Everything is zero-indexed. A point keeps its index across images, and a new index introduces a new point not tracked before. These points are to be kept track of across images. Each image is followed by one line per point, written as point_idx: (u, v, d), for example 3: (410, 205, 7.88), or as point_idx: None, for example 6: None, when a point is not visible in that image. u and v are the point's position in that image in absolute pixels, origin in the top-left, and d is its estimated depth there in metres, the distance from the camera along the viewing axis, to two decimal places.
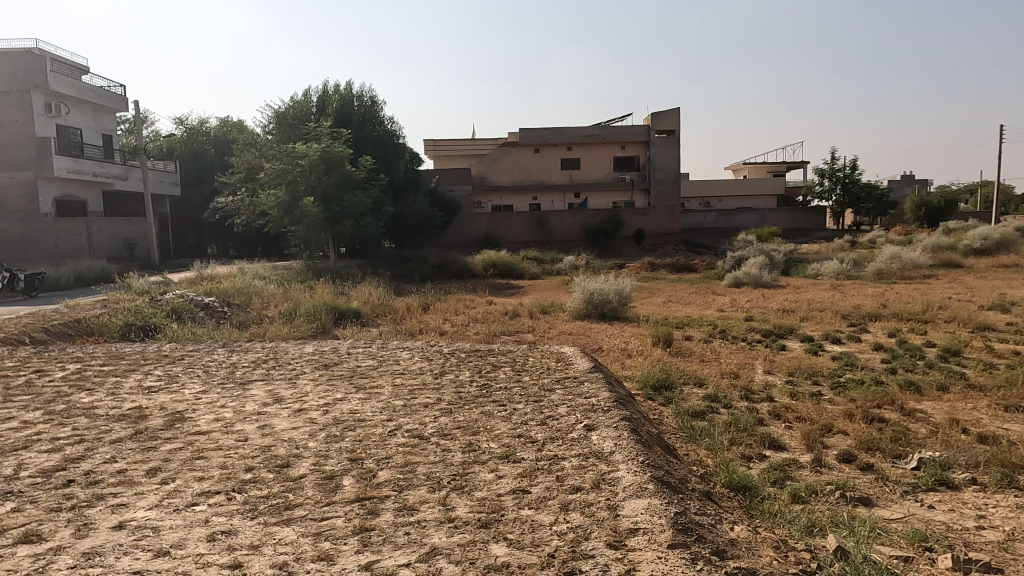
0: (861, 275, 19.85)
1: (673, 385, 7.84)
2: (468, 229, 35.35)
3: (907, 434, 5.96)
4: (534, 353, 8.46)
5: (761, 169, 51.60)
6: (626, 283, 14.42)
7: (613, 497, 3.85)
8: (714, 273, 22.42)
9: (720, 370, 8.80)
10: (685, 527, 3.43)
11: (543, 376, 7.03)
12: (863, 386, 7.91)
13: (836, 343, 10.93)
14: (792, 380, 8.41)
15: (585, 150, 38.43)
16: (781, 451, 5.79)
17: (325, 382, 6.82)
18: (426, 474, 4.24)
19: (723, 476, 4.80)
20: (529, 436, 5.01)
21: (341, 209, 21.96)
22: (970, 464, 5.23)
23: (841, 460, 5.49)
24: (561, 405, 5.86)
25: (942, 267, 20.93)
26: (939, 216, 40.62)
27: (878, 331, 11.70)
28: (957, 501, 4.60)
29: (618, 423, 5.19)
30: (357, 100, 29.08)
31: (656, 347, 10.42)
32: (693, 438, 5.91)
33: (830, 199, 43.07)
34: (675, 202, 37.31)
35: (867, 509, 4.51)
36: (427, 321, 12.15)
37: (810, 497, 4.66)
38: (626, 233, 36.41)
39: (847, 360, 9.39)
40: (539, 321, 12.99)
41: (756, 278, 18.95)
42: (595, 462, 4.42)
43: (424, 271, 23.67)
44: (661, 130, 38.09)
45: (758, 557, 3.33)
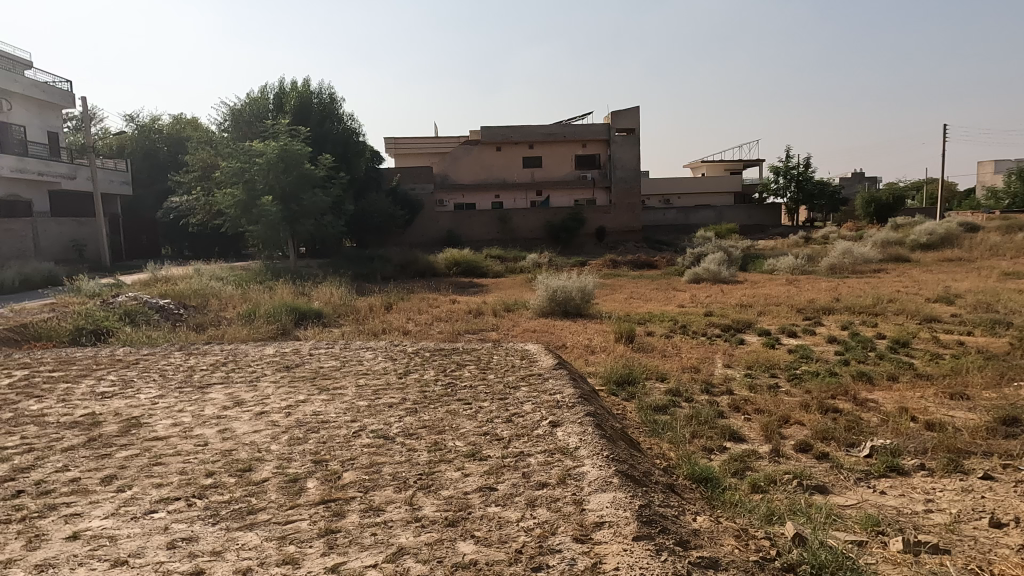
0: (815, 270, 20.42)
1: (636, 381, 7.98)
2: (431, 228, 35.09)
3: (860, 424, 6.18)
4: (499, 351, 8.47)
5: (719, 166, 52.67)
6: (590, 280, 14.54)
7: (579, 492, 3.89)
8: (674, 269, 22.77)
9: (681, 365, 8.98)
10: (649, 520, 3.49)
11: (508, 374, 7.07)
12: (817, 377, 8.18)
13: (792, 336, 11.26)
14: (751, 373, 8.63)
15: (547, 148, 38.55)
16: (741, 442, 5.94)
17: (287, 384, 6.71)
18: (392, 474, 4.22)
19: (685, 468, 4.91)
20: (495, 433, 5.03)
21: (300, 208, 21.55)
22: (918, 451, 5.42)
23: (798, 450, 5.66)
24: (526, 403, 5.88)
25: (891, 262, 21.66)
26: (889, 213, 41.93)
27: (832, 324, 12.09)
28: (908, 486, 4.79)
29: (582, 418, 5.25)
30: (316, 97, 28.71)
31: (619, 343, 10.57)
32: (656, 432, 6.02)
33: (785, 196, 44.18)
34: (635, 199, 37.81)
35: (823, 496, 4.66)
36: (391, 321, 12.08)
37: (768, 486, 4.80)
38: (587, 231, 36.79)
39: (802, 353, 9.68)
40: (503, 319, 13.04)
41: (714, 274, 19.33)
42: (561, 458, 4.46)
43: (387, 271, 23.46)
44: (621, 129, 38.48)
45: (719, 546, 3.42)
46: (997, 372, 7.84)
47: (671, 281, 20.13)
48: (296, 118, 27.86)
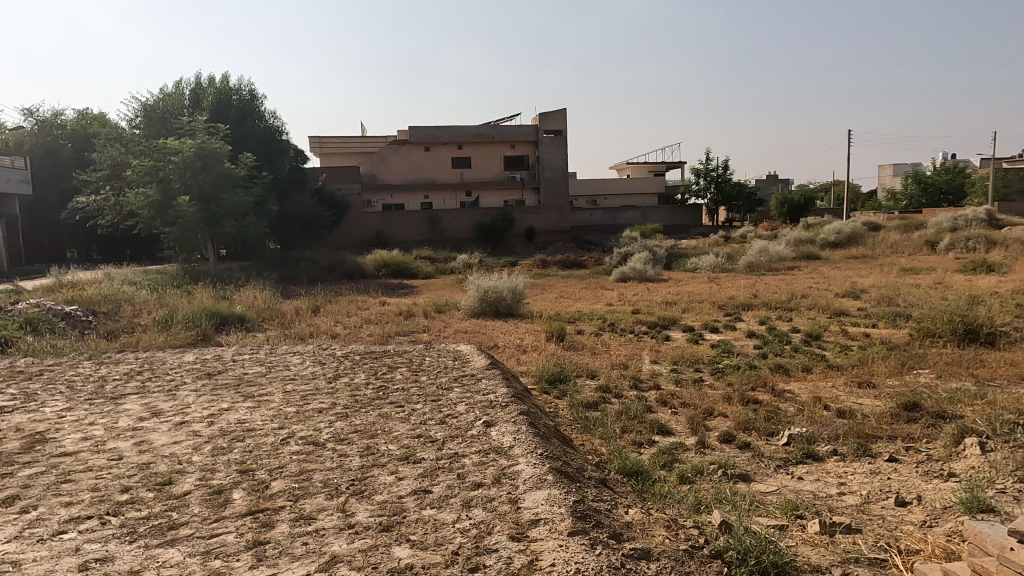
0: (734, 268, 21.30)
1: (567, 379, 8.10)
2: (359, 228, 34.36)
3: (778, 414, 6.49)
4: (431, 352, 8.40)
5: (643, 167, 54.16)
6: (520, 280, 14.66)
7: (514, 490, 3.91)
8: (602, 268, 23.23)
9: (610, 362, 9.18)
10: (583, 515, 3.56)
11: (441, 375, 7.03)
12: (739, 370, 8.56)
13: (714, 331, 11.72)
14: (677, 368, 8.92)
15: (475, 149, 38.55)
16: (668, 435, 6.14)
17: (208, 392, 6.41)
18: (323, 481, 4.11)
19: (616, 463, 5.02)
20: (428, 435, 4.99)
21: (220, 208, 20.68)
22: (831, 438, 5.75)
23: (722, 441, 5.89)
24: (459, 403, 5.86)
25: (803, 260, 22.86)
26: (800, 213, 44.24)
27: (750, 319, 12.67)
28: (822, 471, 5.07)
29: (516, 417, 5.28)
30: (236, 94, 27.71)
31: (550, 342, 10.70)
32: (587, 428, 6.13)
33: (705, 197, 45.89)
34: (564, 199, 38.47)
35: (746, 484, 4.87)
36: (319, 324, 11.77)
37: (695, 477, 4.97)
38: (516, 231, 37.09)
39: (724, 347, 10.09)
40: (434, 320, 12.96)
41: (641, 273, 19.87)
42: (496, 458, 4.47)
43: (313, 273, 22.83)
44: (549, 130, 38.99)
45: (651, 537, 3.52)
46: (899, 361, 8.42)
47: (599, 280, 20.52)
48: (214, 115, 26.79)
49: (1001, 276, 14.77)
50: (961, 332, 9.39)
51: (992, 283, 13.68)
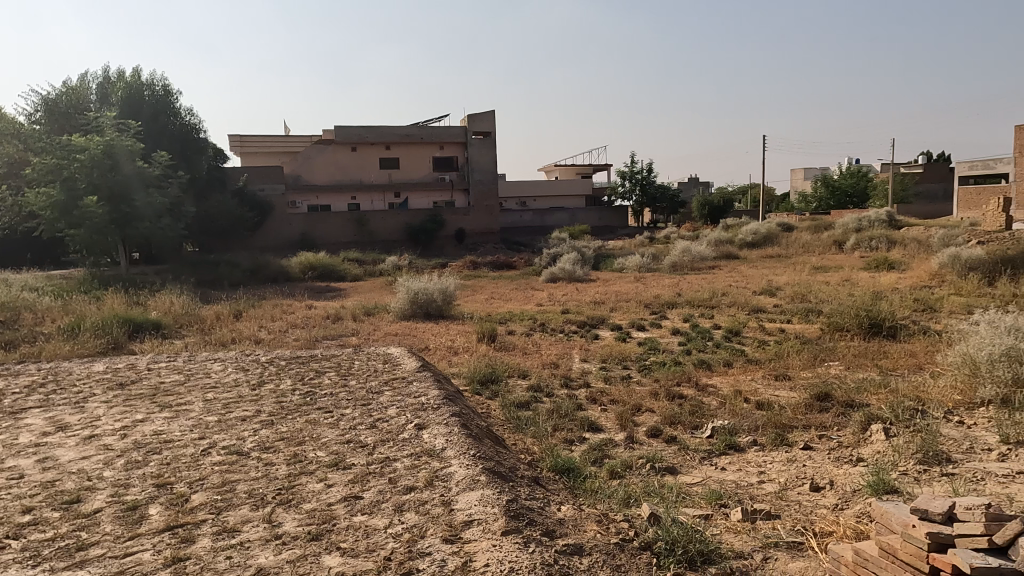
0: (659, 268, 21.94)
1: (499, 379, 8.12)
2: (283, 230, 33.27)
3: (702, 407, 6.74)
4: (360, 356, 8.24)
5: (571, 170, 55.04)
6: (451, 282, 14.63)
7: (447, 492, 3.89)
8: (532, 269, 23.43)
9: (541, 361, 9.28)
10: (517, 513, 3.57)
11: (370, 379, 6.90)
12: (664, 367, 8.84)
13: (641, 329, 12.05)
14: (606, 366, 9.12)
15: (403, 150, 38.12)
16: (598, 432, 6.26)
17: (120, 403, 6.04)
18: (248, 491, 3.96)
19: (548, 460, 5.08)
20: (358, 440, 4.89)
21: (132, 210, 19.60)
22: (751, 428, 6.01)
23: (650, 435, 6.06)
24: (389, 407, 5.78)
25: (723, 259, 23.80)
26: (720, 214, 46.06)
27: (675, 317, 13.11)
28: (743, 461, 5.30)
29: (448, 419, 5.25)
30: (148, 89, 26.40)
31: (481, 343, 10.72)
32: (519, 428, 6.18)
33: (631, 199, 47.11)
34: (493, 201, 38.72)
35: (673, 476, 5.03)
36: (241, 329, 11.34)
37: (625, 472, 5.09)
38: (446, 233, 36.93)
39: (650, 344, 10.39)
40: (363, 323, 12.72)
41: (570, 273, 20.17)
42: (428, 460, 4.43)
43: (234, 276, 21.95)
44: (478, 132, 39.08)
45: (583, 532, 3.59)
46: (811, 354, 8.91)
47: (529, 281, 20.69)
48: (124, 111, 25.41)
49: (900, 273, 15.86)
50: (866, 326, 10.03)
51: (892, 280, 14.66)
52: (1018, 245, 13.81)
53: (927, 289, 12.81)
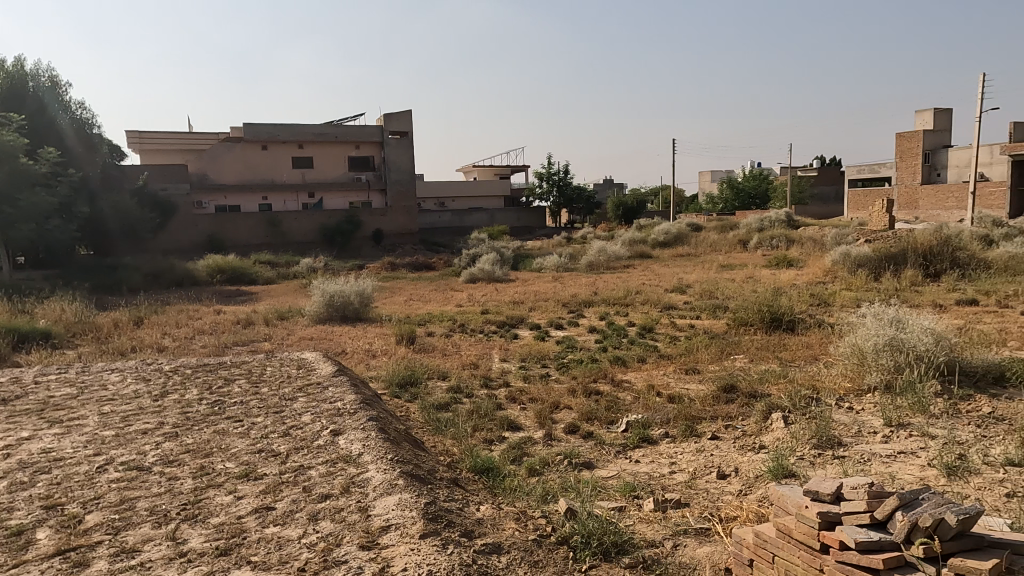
0: (576, 267, 22.38)
1: (418, 381, 8.05)
2: (188, 232, 31.60)
3: (617, 402, 6.95)
4: (272, 362, 7.96)
5: (489, 170, 55.28)
6: (368, 284, 14.38)
7: (364, 498, 3.83)
8: (451, 270, 23.36)
9: (461, 362, 9.28)
10: (435, 516, 3.57)
11: (283, 385, 6.67)
12: (581, 364, 9.03)
13: (559, 328, 12.27)
14: (525, 365, 9.22)
15: (317, 149, 37.08)
16: (517, 430, 6.32)
17: (2, 421, 5.57)
18: (149, 508, 3.75)
19: (467, 461, 5.09)
20: (270, 449, 4.73)
21: (16, 210, 18.11)
22: (663, 421, 6.25)
23: (567, 432, 6.18)
24: (303, 413, 5.62)
25: (637, 258, 24.57)
26: (633, 215, 47.52)
27: (592, 315, 13.41)
28: (656, 453, 5.50)
29: (365, 424, 5.16)
30: (32, 79, 24.44)
31: (400, 345, 10.59)
32: (439, 430, 6.16)
33: (548, 200, 47.84)
34: (411, 202, 38.37)
35: (589, 471, 5.16)
36: (143, 337, 10.70)
37: (543, 468, 5.17)
38: (363, 234, 36.25)
39: (568, 343, 10.61)
40: (276, 328, 12.29)
41: (489, 273, 20.24)
42: (344, 467, 4.34)
43: (134, 281, 20.68)
44: (394, 131, 38.57)
45: (502, 530, 3.62)
46: (718, 348, 9.36)
47: (448, 282, 20.62)
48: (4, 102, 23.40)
49: (798, 270, 16.90)
50: (768, 320, 10.62)
51: (791, 276, 15.59)
52: (899, 242, 15.02)
53: (821, 285, 13.72)
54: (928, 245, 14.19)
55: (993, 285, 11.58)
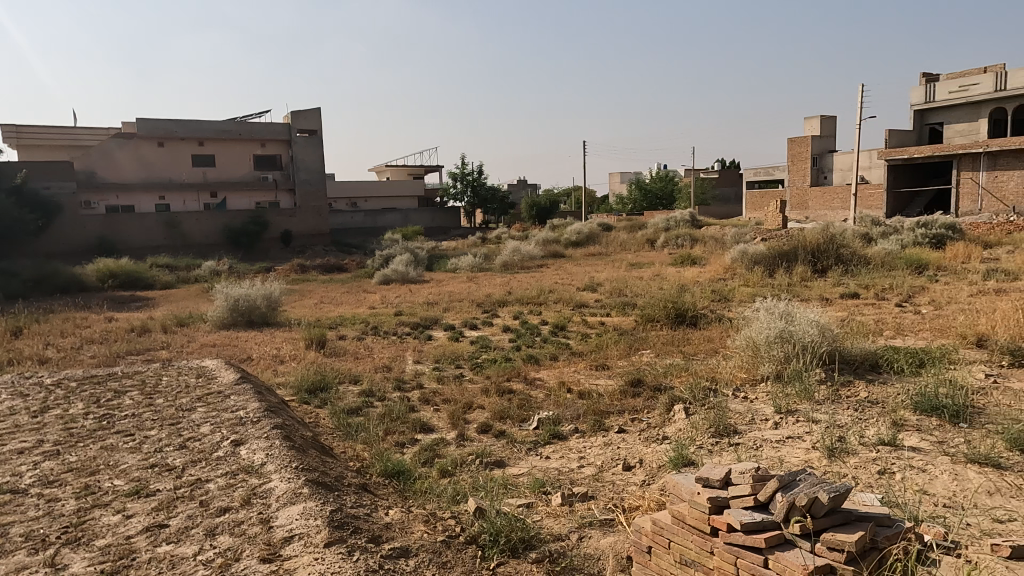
0: (491, 267, 22.48)
1: (328, 387, 7.85)
2: (75, 233, 29.36)
3: (530, 400, 7.04)
4: (169, 371, 7.53)
5: (402, 170, 54.63)
6: (275, 288, 13.87)
7: (266, 509, 3.70)
8: (364, 271, 22.92)
9: (373, 365, 9.13)
10: (341, 523, 3.50)
11: (181, 395, 6.33)
12: (496, 364, 9.09)
13: (473, 328, 12.30)
14: (439, 366, 9.18)
15: (220, 146, 35.38)
16: (430, 432, 6.29)
17: None
18: (25, 534, 3.47)
19: (378, 466, 5.02)
20: (165, 463, 4.48)
21: None
22: (573, 417, 6.40)
23: (480, 431, 6.20)
24: (202, 425, 5.35)
25: (550, 258, 24.95)
26: (547, 215, 48.28)
27: (505, 315, 13.51)
28: (565, 449, 5.62)
29: (268, 432, 4.98)
30: None
31: (309, 349, 10.28)
32: (349, 435, 6.04)
33: (462, 200, 47.86)
34: (321, 202, 37.37)
35: (500, 469, 5.22)
36: (21, 349, 9.85)
37: (455, 469, 5.18)
38: (271, 235, 34.98)
39: (482, 342, 10.67)
40: (175, 335, 11.63)
41: (403, 274, 20.00)
42: (245, 478, 4.18)
43: (12, 289, 18.99)
44: (303, 129, 37.37)
45: (410, 534, 3.60)
46: (627, 344, 9.67)
47: (361, 283, 20.21)
48: None
49: (702, 267, 17.69)
50: (673, 316, 11.08)
51: (695, 273, 16.31)
52: (791, 240, 16.05)
53: (722, 281, 14.43)
54: (816, 243, 15.24)
55: (872, 280, 12.57)
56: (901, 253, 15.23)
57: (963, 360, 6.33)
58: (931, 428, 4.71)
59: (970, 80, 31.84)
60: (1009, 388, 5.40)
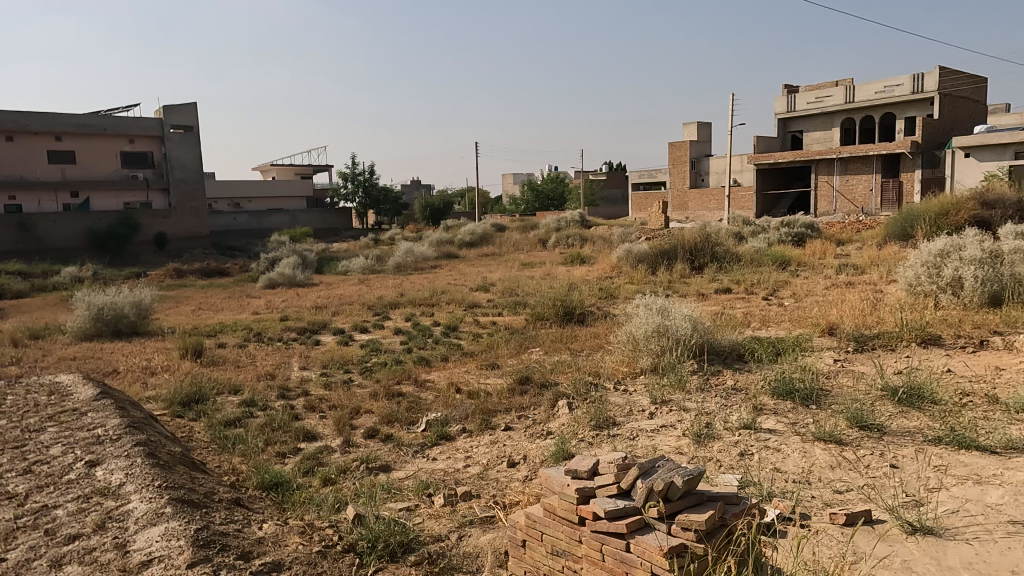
0: (383, 269, 22.08)
1: (205, 398, 7.41)
2: None
3: (419, 403, 6.98)
4: (16, 389, 6.82)
5: (289, 170, 52.59)
6: (146, 294, 12.91)
7: (122, 533, 3.45)
8: (247, 275, 21.83)
9: (255, 373, 8.71)
10: (207, 541, 3.32)
11: (29, 416, 5.75)
12: (385, 367, 8.93)
13: (363, 332, 12.03)
14: (326, 372, 8.90)
15: (80, 142, 32.43)
16: (314, 440, 6.09)
17: None
18: None
19: (255, 478, 4.80)
20: (5, 491, 4.06)
21: None
22: (461, 417, 6.41)
23: (366, 437, 6.08)
24: (53, 446, 4.90)
25: (444, 259, 24.88)
26: (441, 215, 48.09)
27: (397, 317, 13.31)
28: (452, 449, 5.62)
29: (130, 450, 4.63)
30: None
31: (184, 359, 9.65)
32: (225, 448, 5.74)
33: (353, 200, 46.76)
34: (200, 202, 35.27)
35: (385, 474, 5.14)
36: None
37: (338, 476, 5.05)
38: (143, 238, 32.62)
39: (372, 346, 10.45)
40: (27, 349, 10.54)
41: (289, 278, 19.24)
42: (100, 501, 3.86)
43: None
44: (177, 125, 35.01)
45: (284, 546, 3.48)
46: (517, 342, 9.81)
47: (244, 288, 19.23)
48: None
49: (590, 266, 18.24)
50: (562, 313, 11.37)
51: (584, 272, 16.82)
52: (670, 239, 16.90)
53: (609, 279, 14.98)
54: (693, 243, 16.16)
55: (742, 275, 13.51)
56: (767, 250, 16.43)
57: (815, 347, 6.94)
58: (786, 411, 5.12)
59: (824, 92, 35.05)
60: (851, 371, 5.97)
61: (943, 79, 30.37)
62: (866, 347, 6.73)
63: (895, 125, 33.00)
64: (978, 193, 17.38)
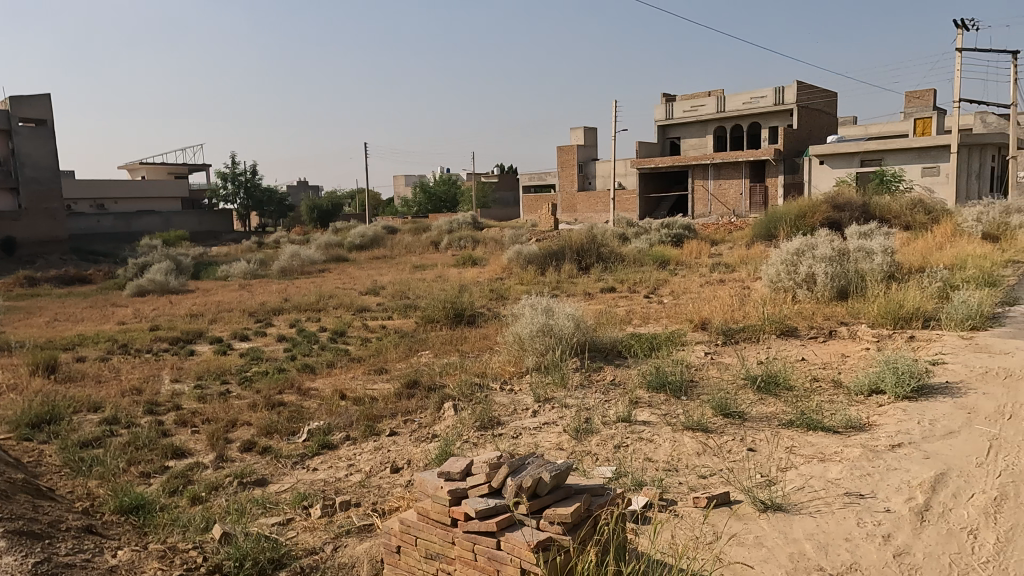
0: (267, 274, 21.13)
1: (58, 418, 6.75)
2: None
3: (301, 412, 6.72)
4: None
5: (161, 169, 49.12)
6: None
7: None
8: (113, 282, 20.13)
9: (119, 388, 8.03)
10: None
11: None
12: (267, 376, 8.53)
13: (244, 340, 11.43)
14: (201, 384, 8.36)
15: None
16: (184, 457, 5.70)
17: None
18: None
19: (112, 502, 4.43)
20: None
21: None
22: (345, 424, 6.24)
23: (242, 450, 5.77)
24: None
25: (332, 262, 24.15)
26: (330, 217, 46.70)
27: (281, 323, 12.75)
28: (335, 458, 5.45)
29: None
30: None
31: (35, 376, 8.73)
32: (80, 471, 5.25)
33: (234, 202, 44.47)
34: (56, 204, 32.09)
35: (261, 488, 4.90)
36: None
37: (209, 494, 4.75)
38: None
39: (253, 354, 9.95)
40: None
41: (161, 284, 17.96)
42: None
43: None
44: (27, 119, 31.71)
45: None
46: (406, 346, 9.67)
47: (108, 296, 17.73)
48: None
49: (481, 267, 18.34)
50: (451, 315, 11.35)
51: (475, 273, 16.88)
52: (558, 241, 17.33)
53: (499, 280, 15.13)
54: (580, 244, 16.67)
55: (625, 275, 14.07)
56: (649, 250, 17.24)
57: (688, 342, 7.35)
58: (659, 402, 5.38)
59: (699, 102, 37.27)
60: (718, 363, 6.38)
61: (801, 92, 33.15)
62: (732, 340, 7.21)
63: (761, 133, 35.63)
64: (831, 196, 19.14)
